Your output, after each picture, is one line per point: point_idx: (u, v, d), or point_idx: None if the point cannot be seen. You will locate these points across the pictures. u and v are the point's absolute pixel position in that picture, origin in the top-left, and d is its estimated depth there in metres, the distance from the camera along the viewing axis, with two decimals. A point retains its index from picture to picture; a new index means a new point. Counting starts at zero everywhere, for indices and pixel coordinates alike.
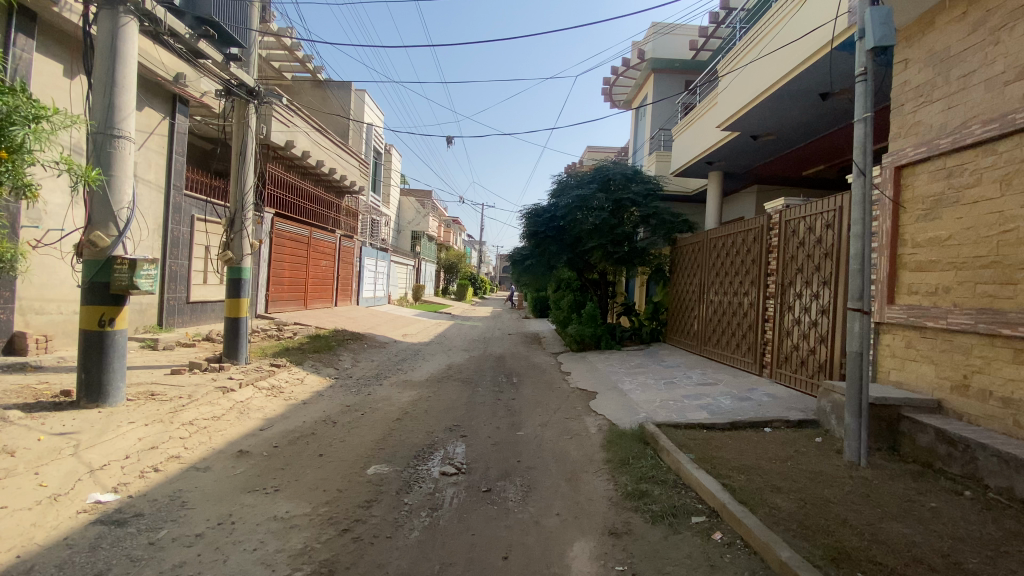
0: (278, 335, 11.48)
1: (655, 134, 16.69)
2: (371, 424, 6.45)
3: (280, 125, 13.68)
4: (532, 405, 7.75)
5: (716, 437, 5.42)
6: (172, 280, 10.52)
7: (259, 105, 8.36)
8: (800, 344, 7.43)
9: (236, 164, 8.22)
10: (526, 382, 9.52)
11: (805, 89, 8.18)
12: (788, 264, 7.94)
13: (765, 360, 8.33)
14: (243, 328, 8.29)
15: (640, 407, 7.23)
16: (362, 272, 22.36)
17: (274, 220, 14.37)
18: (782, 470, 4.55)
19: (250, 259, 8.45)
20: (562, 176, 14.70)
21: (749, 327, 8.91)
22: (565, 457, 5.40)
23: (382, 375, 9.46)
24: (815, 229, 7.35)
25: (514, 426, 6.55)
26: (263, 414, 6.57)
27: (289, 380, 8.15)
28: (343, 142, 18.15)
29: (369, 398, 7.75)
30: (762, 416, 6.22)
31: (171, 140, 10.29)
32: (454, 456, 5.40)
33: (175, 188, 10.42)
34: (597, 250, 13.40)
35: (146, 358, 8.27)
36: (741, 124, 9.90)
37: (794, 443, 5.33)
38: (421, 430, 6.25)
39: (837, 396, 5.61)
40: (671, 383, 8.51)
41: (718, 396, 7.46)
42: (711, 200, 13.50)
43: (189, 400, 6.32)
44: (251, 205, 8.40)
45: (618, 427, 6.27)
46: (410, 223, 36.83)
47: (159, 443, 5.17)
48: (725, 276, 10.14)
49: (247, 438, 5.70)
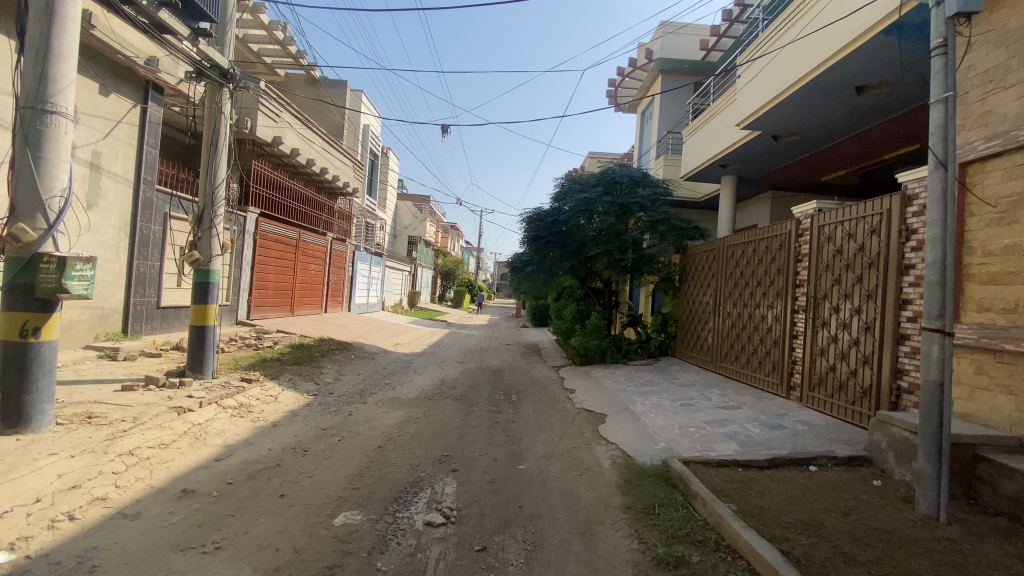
0: (257, 345, 10.54)
1: (663, 136, 15.87)
2: (348, 454, 5.54)
3: (267, 120, 12.85)
4: (534, 429, 6.86)
5: (758, 479, 4.55)
6: (139, 283, 9.62)
7: (235, 89, 7.47)
8: (838, 366, 6.58)
9: (206, 155, 7.32)
10: (526, 400, 8.65)
11: (840, 80, 7.39)
12: (821, 274, 7.09)
13: (794, 382, 7.48)
14: (211, 338, 7.36)
15: (657, 435, 6.35)
16: (354, 277, 21.43)
17: (259, 221, 13.49)
18: (848, 530, 3.69)
19: (221, 262, 7.53)
20: (565, 178, 13.81)
21: (774, 344, 8.06)
22: (575, 502, 4.51)
23: (367, 391, 8.53)
24: (854, 237, 6.51)
25: (514, 457, 5.65)
26: (223, 440, 5.66)
27: (260, 398, 7.22)
28: (335, 142, 17.32)
29: (349, 420, 6.82)
30: (802, 451, 5.35)
31: (142, 130, 9.44)
32: (443, 498, 4.52)
33: (145, 182, 9.55)
34: (602, 258, 12.51)
35: (99, 370, 7.35)
36: (764, 122, 9.12)
37: (850, 488, 4.47)
38: (406, 462, 5.35)
39: (897, 431, 4.78)
40: (689, 406, 7.63)
41: (744, 423, 6.59)
42: (725, 207, 12.72)
43: (134, 424, 5.42)
44: (224, 201, 7.49)
45: (635, 462, 5.40)
46: (407, 228, 35.99)
47: (83, 481, 4.29)
48: (745, 286, 9.28)
49: (198, 472, 4.80)
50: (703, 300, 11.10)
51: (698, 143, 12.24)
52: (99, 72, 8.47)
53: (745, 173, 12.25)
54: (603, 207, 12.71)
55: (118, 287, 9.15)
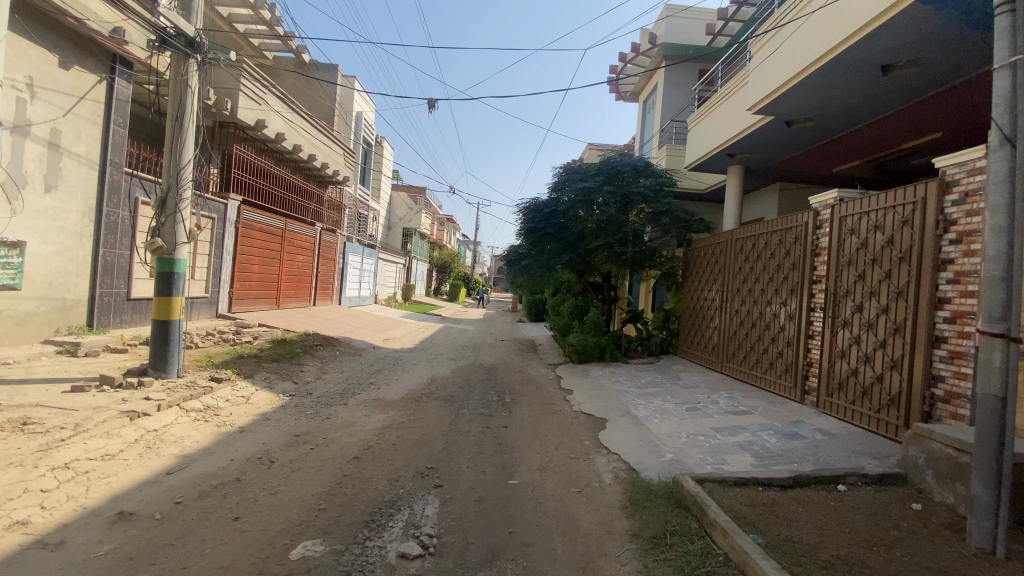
0: (234, 340, 9.90)
1: (665, 125, 15.23)
2: (319, 466, 4.95)
3: (250, 102, 12.18)
4: (528, 435, 6.28)
5: (783, 503, 3.98)
6: (106, 274, 8.96)
7: (203, 61, 6.79)
8: (860, 371, 6.02)
9: (170, 132, 6.66)
10: (521, 401, 8.08)
11: (866, 57, 6.79)
12: (842, 270, 6.51)
13: (809, 386, 6.93)
14: (175, 334, 6.72)
15: (664, 445, 5.78)
16: (345, 269, 20.75)
17: (241, 208, 12.80)
18: (896, 571, 3.11)
19: (187, 250, 6.88)
20: (564, 166, 13.18)
21: (787, 345, 7.49)
22: (573, 527, 3.93)
23: (349, 391, 7.92)
24: (881, 229, 5.92)
25: (505, 470, 5.07)
26: (180, 449, 5.06)
27: (229, 399, 6.60)
28: (323, 127, 16.63)
29: (326, 426, 6.22)
30: (827, 467, 4.79)
31: (108, 107, 8.77)
32: (422, 522, 3.94)
33: (113, 165, 8.88)
34: (602, 251, 11.93)
35: (53, 367, 6.72)
36: (779, 105, 8.51)
37: (887, 515, 3.89)
38: (384, 475, 4.77)
39: (937, 448, 4.24)
40: (695, 411, 7.06)
41: (758, 431, 6.03)
42: (730, 199, 12.14)
43: (75, 432, 4.88)
44: (191, 184, 6.83)
45: (640, 477, 4.83)
46: (401, 220, 35.17)
47: (1, 503, 3.73)
48: (754, 281, 8.70)
49: (142, 490, 4.22)
50: (708, 297, 10.52)
51: (705, 130, 11.65)
52: (59, 42, 7.82)
53: (753, 163, 11.66)
54: (604, 197, 12.11)
55: (82, 276, 8.50)
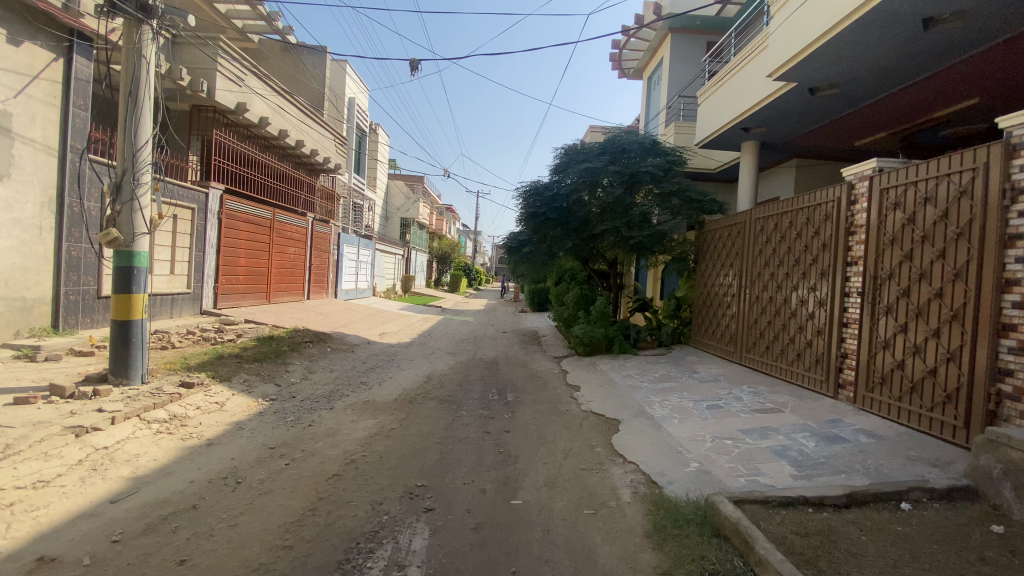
0: (216, 338, 9.22)
1: (671, 101, 14.40)
2: (292, 487, 4.29)
3: (229, 84, 11.45)
4: (532, 441, 5.61)
5: (842, 531, 3.32)
6: (72, 270, 8.26)
7: (159, 28, 6.03)
8: (907, 364, 5.31)
9: (123, 109, 5.95)
10: (524, 400, 7.43)
11: (906, 9, 5.99)
12: (883, 250, 5.76)
13: (845, 379, 6.22)
14: (138, 336, 6.05)
15: (686, 452, 5.10)
16: (340, 260, 20.01)
17: (225, 198, 12.03)
18: None
19: (147, 241, 6.16)
20: (565, 146, 12.36)
21: (818, 334, 6.76)
22: (587, 564, 3.26)
23: (336, 394, 7.24)
24: (931, 201, 5.16)
25: (507, 487, 4.40)
26: (131, 470, 4.44)
27: (200, 407, 5.94)
28: (311, 111, 15.83)
29: (306, 435, 5.56)
30: (882, 480, 4.11)
31: (67, 88, 8.06)
32: (407, 560, 3.28)
33: (74, 151, 8.15)
34: (609, 235, 11.22)
35: (5, 374, 6.07)
36: (804, 69, 7.73)
37: (974, 545, 3.19)
38: (366, 496, 4.12)
39: (1017, 457, 3.56)
40: (719, 410, 6.38)
41: (792, 433, 5.33)
42: (745, 176, 11.34)
43: (5, 456, 4.24)
44: (150, 167, 6.12)
45: (664, 494, 4.15)
46: (399, 209, 34.19)
47: None
48: (777, 264, 7.95)
49: (75, 526, 3.59)
50: (723, 283, 9.78)
51: (717, 104, 10.87)
52: (5, 15, 7.12)
53: (769, 138, 10.85)
54: (609, 178, 11.38)
55: (44, 274, 7.82)
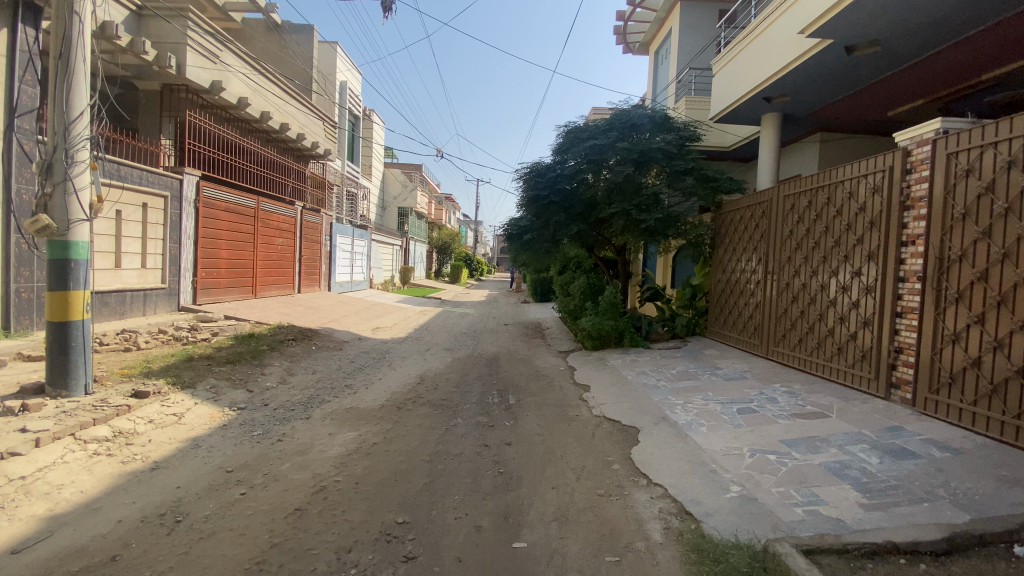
0: (188, 337, 8.39)
1: (681, 74, 13.46)
2: (243, 527, 3.45)
3: (202, 60, 10.55)
4: (539, 457, 4.78)
5: None
6: (23, 264, 7.40)
7: None
8: (985, 362, 4.44)
9: (54, 75, 5.06)
10: (528, 403, 6.61)
11: None
12: (952, 226, 4.87)
13: (899, 378, 5.38)
14: (79, 339, 5.25)
15: (723, 471, 4.25)
16: (333, 252, 19.12)
17: (202, 184, 11.15)
18: None
19: (87, 228, 5.32)
20: (568, 125, 11.44)
21: (864, 326, 5.90)
22: None
23: (316, 400, 6.42)
24: (1018, 164, 4.27)
25: (510, 522, 3.56)
26: (49, 507, 3.62)
27: (153, 420, 5.13)
28: (297, 92, 14.92)
29: (274, 454, 4.73)
30: (982, 513, 3.25)
31: (12, 61, 7.17)
32: None
33: (20, 131, 7.27)
34: (617, 219, 10.32)
35: None
36: (842, 23, 6.79)
37: None
38: (332, 541, 3.29)
39: None
40: (751, 414, 5.53)
41: (848, 446, 4.47)
42: (766, 153, 10.38)
43: None
44: (87, 142, 5.26)
45: (706, 533, 3.31)
46: (396, 199, 33.14)
47: None
48: (812, 246, 7.04)
49: None
50: (745, 268, 8.90)
51: (735, 73, 9.93)
52: None
53: (792, 110, 9.92)
54: (617, 156, 10.43)
55: None
